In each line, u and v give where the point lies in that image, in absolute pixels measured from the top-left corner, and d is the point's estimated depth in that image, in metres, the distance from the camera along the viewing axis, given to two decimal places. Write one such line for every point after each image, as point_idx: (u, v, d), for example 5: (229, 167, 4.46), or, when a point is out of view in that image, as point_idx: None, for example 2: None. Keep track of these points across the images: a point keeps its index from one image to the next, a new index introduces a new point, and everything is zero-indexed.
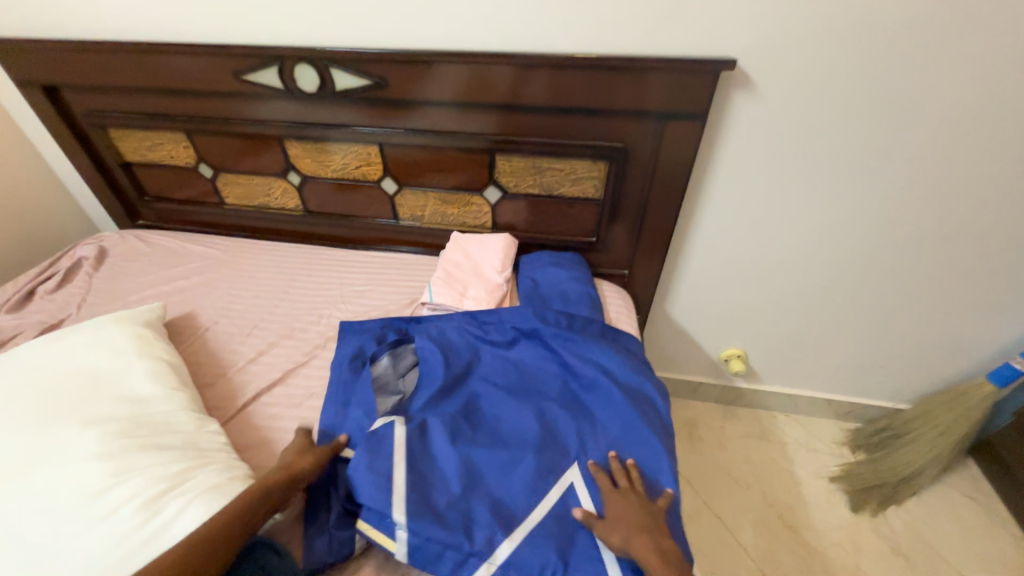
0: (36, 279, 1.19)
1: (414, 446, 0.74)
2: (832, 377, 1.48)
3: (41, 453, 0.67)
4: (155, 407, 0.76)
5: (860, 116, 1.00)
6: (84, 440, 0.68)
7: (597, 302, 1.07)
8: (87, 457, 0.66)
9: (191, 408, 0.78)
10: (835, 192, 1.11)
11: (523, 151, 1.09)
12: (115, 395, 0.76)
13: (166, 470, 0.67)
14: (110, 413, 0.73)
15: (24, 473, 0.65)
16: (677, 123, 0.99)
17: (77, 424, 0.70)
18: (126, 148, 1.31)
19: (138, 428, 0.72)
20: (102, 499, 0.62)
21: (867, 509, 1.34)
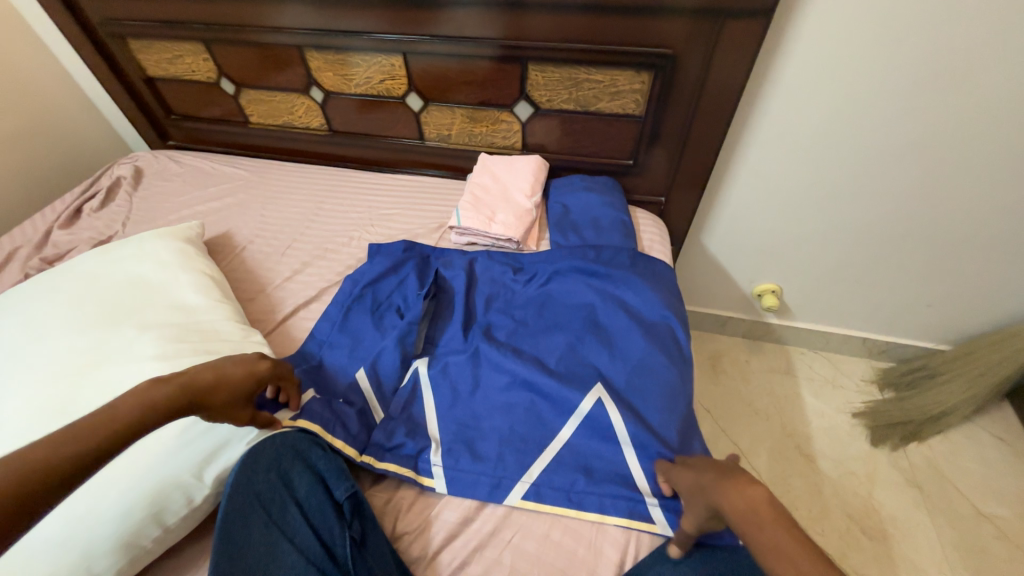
0: (81, 197, 1.23)
1: (435, 377, 0.80)
2: (871, 316, 1.42)
3: (105, 352, 0.73)
4: (203, 316, 0.80)
5: (962, 10, 0.84)
6: (143, 342, 0.73)
7: (630, 229, 1.02)
8: (147, 357, 0.71)
9: (235, 319, 0.82)
10: (912, 110, 0.98)
11: (558, 60, 0.99)
12: (165, 303, 0.80)
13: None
14: (163, 320, 0.77)
15: (93, 367, 0.71)
16: (739, 23, 0.87)
17: (136, 327, 0.75)
18: (147, 61, 1.27)
19: (189, 334, 0.76)
20: None
21: (888, 444, 1.35)
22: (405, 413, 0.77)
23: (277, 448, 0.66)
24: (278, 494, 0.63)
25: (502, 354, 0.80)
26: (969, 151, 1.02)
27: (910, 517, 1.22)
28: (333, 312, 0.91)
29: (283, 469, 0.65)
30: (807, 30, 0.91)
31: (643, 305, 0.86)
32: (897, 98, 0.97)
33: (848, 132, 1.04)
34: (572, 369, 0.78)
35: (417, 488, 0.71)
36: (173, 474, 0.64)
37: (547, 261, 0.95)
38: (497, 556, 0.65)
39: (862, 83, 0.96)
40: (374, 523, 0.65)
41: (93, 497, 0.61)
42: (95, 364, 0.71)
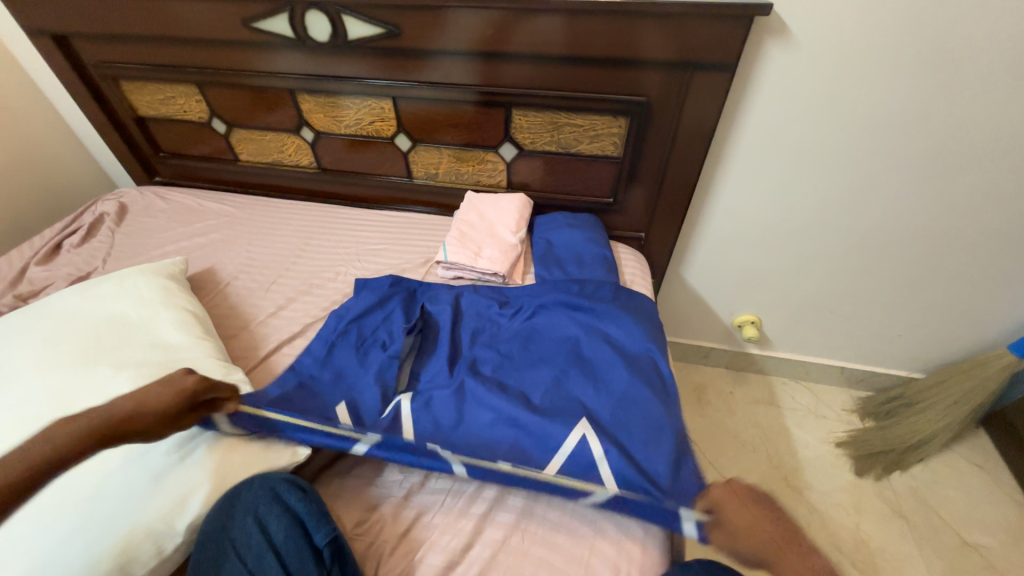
0: (61, 232, 1.22)
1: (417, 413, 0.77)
2: (846, 345, 1.47)
3: (77, 391, 0.70)
4: (184, 354, 0.78)
5: (903, 66, 0.93)
6: (119, 381, 0.71)
7: (612, 264, 1.06)
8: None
9: (217, 356, 0.81)
10: (868, 153, 1.06)
11: (540, 106, 1.05)
12: (144, 341, 0.79)
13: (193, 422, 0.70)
14: (141, 358, 0.76)
15: (66, 410, 0.69)
16: (705, 74, 0.94)
17: (113, 366, 0.74)
18: (139, 101, 1.30)
19: (168, 372, 0.75)
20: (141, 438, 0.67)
21: (872, 473, 1.36)
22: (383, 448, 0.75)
23: (256, 491, 0.64)
24: (255, 540, 0.60)
25: (487, 390, 0.80)
26: (922, 189, 1.10)
27: (900, 549, 1.22)
28: (312, 346, 0.90)
29: (261, 514, 0.62)
30: (768, 81, 0.99)
31: (625, 337, 0.88)
32: (854, 141, 1.05)
33: (811, 174, 1.11)
34: (557, 405, 0.78)
35: (400, 532, 0.69)
36: (148, 521, 0.61)
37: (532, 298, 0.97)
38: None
39: (820, 128, 1.04)
40: (356, 569, 0.62)
41: (56, 544, 0.58)
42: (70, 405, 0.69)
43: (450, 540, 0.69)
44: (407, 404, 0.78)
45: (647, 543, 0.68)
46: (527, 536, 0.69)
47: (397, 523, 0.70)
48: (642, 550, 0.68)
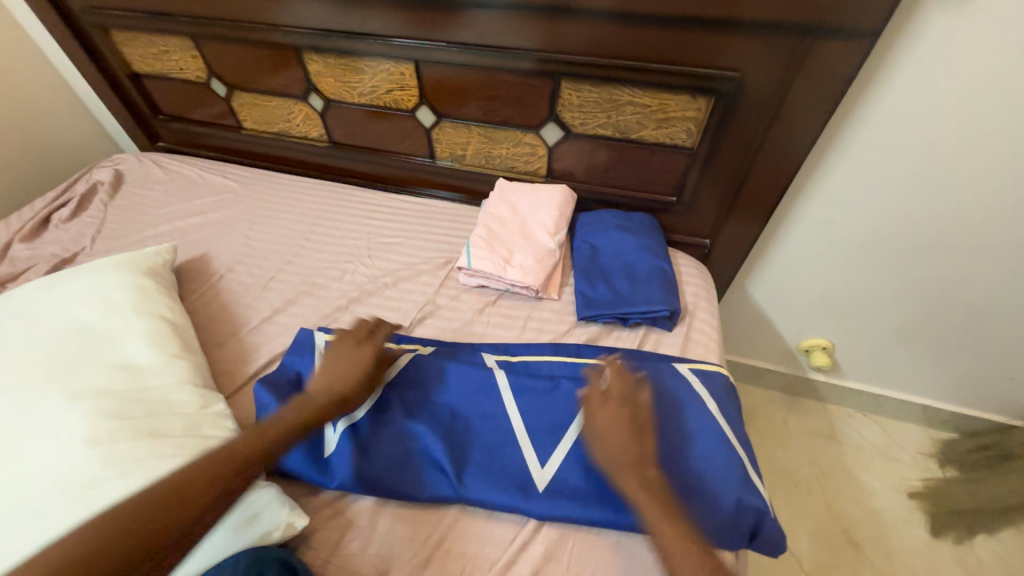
0: (50, 204, 1.11)
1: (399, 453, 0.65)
2: (938, 384, 1.23)
3: (30, 427, 0.61)
4: (153, 379, 0.68)
5: None
6: (74, 417, 0.61)
7: (671, 281, 0.86)
8: (76, 442, 0.59)
9: (193, 381, 0.71)
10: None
11: (597, 79, 0.83)
12: (107, 361, 0.69)
13: (160, 470, 0.58)
14: (100, 385, 0.65)
15: (14, 451, 0.59)
16: (828, 44, 0.70)
17: (66, 397, 0.63)
18: (133, 56, 1.14)
19: (129, 407, 0.63)
20: (96, 497, 0.55)
21: (951, 535, 1.16)
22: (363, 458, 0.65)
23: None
24: None
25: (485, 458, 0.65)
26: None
27: None
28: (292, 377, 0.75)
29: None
30: (912, 57, 0.75)
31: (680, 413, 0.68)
32: (1013, 143, 0.79)
33: (941, 181, 0.86)
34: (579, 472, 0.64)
35: None
36: None
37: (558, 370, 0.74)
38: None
39: (968, 124, 0.79)
40: None
41: None
42: (21, 448, 0.59)
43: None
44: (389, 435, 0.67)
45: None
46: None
47: None
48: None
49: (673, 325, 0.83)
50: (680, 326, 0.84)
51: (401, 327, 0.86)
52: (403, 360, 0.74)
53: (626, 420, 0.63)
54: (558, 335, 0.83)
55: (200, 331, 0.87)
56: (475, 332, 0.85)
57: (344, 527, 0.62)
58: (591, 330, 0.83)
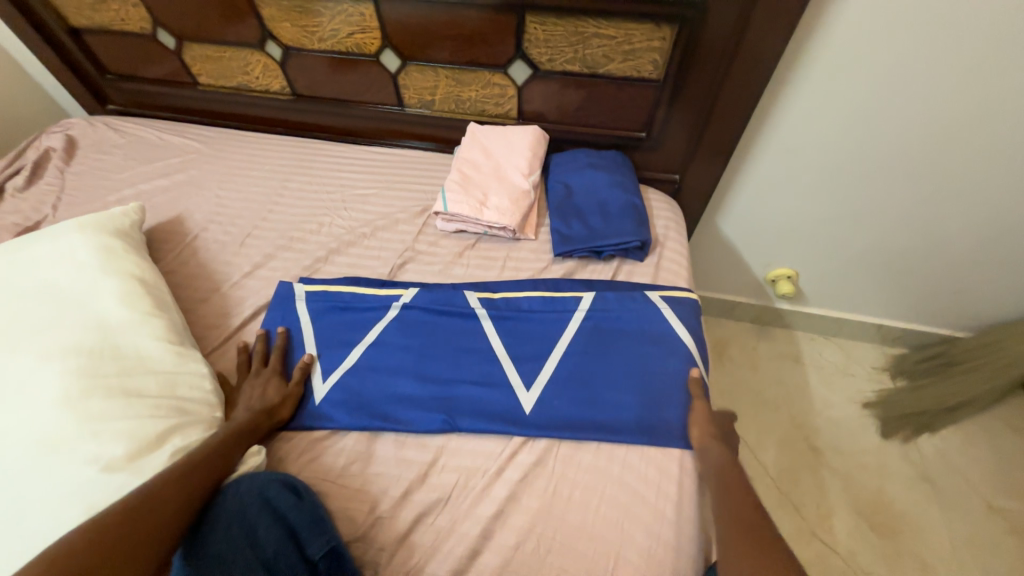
0: (2, 174, 1.06)
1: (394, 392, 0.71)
2: (892, 303, 1.32)
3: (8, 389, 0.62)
4: (127, 336, 0.70)
5: None
6: (50, 376, 0.63)
7: (643, 214, 0.89)
8: (53, 400, 0.61)
9: (168, 337, 0.72)
10: (975, 80, 0.83)
11: (562, 11, 0.82)
12: (83, 320, 0.70)
13: (138, 427, 0.60)
14: (78, 342, 0.67)
15: None
16: None
17: (37, 355, 0.65)
18: (67, 8, 1.06)
19: (104, 366, 0.65)
20: (76, 450, 0.58)
21: (899, 436, 1.29)
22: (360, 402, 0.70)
23: (242, 497, 0.57)
24: (243, 556, 0.53)
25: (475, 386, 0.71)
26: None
27: (921, 513, 1.18)
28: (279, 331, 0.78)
29: (248, 522, 0.55)
30: None
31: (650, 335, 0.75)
32: (965, 62, 0.81)
33: (900, 103, 0.89)
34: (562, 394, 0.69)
35: (398, 536, 0.59)
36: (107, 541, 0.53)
37: (538, 304, 0.79)
38: (548, 485, 0.63)
39: (924, 44, 0.81)
40: None
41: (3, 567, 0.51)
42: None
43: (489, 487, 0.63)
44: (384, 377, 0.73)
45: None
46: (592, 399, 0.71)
47: (395, 525, 0.60)
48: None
49: (645, 256, 0.87)
50: (652, 257, 0.88)
51: (383, 274, 0.87)
52: (391, 315, 0.79)
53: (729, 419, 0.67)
54: (536, 272, 0.86)
55: (181, 291, 0.87)
56: (457, 273, 0.87)
57: (344, 455, 0.66)
58: (568, 266, 0.87)
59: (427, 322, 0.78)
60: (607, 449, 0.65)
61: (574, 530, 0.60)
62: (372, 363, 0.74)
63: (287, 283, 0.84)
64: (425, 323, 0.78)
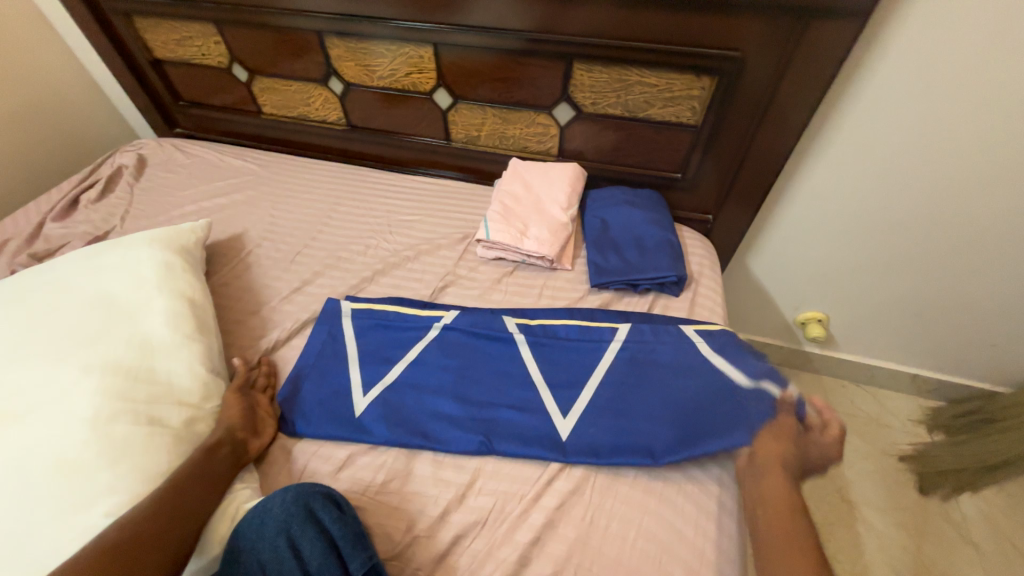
0: (78, 186, 1.15)
1: (434, 409, 0.72)
2: (927, 353, 1.29)
3: (44, 399, 0.61)
4: (164, 359, 0.68)
5: None
6: (85, 391, 0.61)
7: (678, 251, 0.92)
8: (83, 418, 0.59)
9: (201, 365, 0.70)
10: (1007, 136, 0.86)
11: (607, 60, 0.88)
12: (127, 335, 0.69)
13: (152, 468, 0.58)
14: (117, 358, 0.66)
15: (25, 420, 0.59)
16: (826, 24, 0.75)
17: (79, 368, 0.64)
18: (156, 42, 1.18)
19: (136, 390, 0.63)
20: (91, 480, 0.55)
21: (938, 493, 1.24)
22: (402, 418, 0.72)
23: (286, 506, 0.56)
24: (286, 565, 0.53)
25: (514, 409, 0.72)
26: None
27: None
28: (324, 347, 0.81)
29: (291, 534, 0.55)
30: (901, 36, 0.80)
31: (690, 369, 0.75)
32: (996, 118, 0.84)
33: (930, 156, 0.92)
34: (598, 422, 0.70)
35: (436, 557, 0.60)
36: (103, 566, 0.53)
37: (575, 334, 0.81)
38: (585, 514, 0.63)
39: (954, 100, 0.84)
40: None
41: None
42: (36, 414, 0.60)
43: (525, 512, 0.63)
44: (426, 396, 0.74)
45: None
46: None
47: (432, 545, 0.60)
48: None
49: (680, 291, 0.89)
50: (687, 292, 0.90)
51: (424, 295, 0.91)
52: (431, 335, 0.82)
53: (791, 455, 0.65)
54: (573, 301, 0.89)
55: (233, 302, 0.91)
56: (495, 299, 0.90)
57: (382, 470, 0.67)
58: (604, 297, 0.89)
59: (466, 345, 0.80)
60: (644, 481, 0.66)
61: (611, 563, 0.59)
62: (411, 381, 0.76)
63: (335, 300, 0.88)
64: (464, 344, 0.80)
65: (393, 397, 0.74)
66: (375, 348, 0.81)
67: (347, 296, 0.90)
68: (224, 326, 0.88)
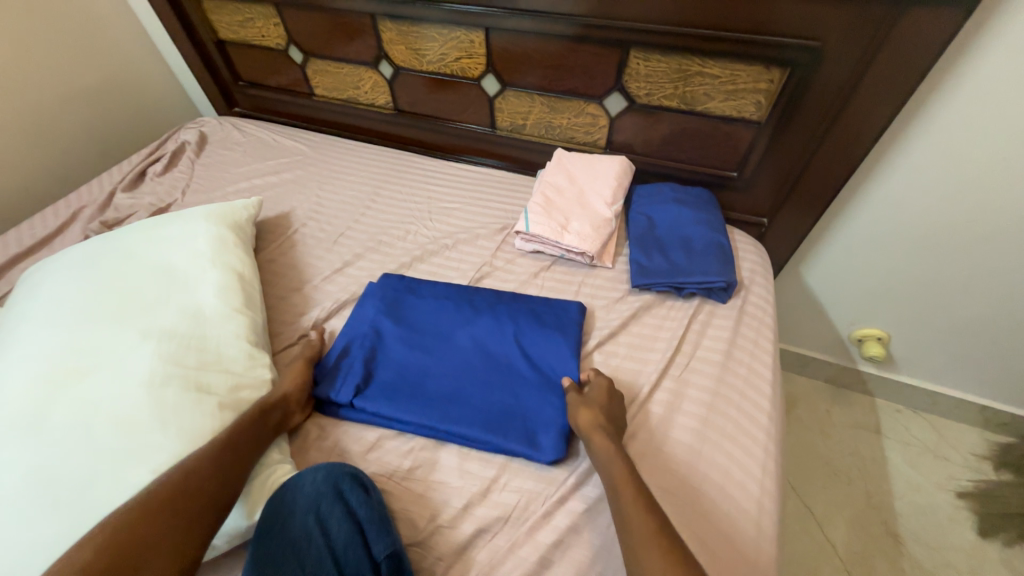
0: (146, 159, 1.22)
1: (458, 406, 0.70)
2: (1001, 384, 1.17)
3: (105, 357, 0.65)
4: (213, 329, 0.71)
5: None
6: (142, 354, 0.65)
7: (729, 256, 0.86)
8: (140, 378, 0.63)
9: (248, 338, 0.73)
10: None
11: (668, 48, 0.83)
12: (183, 304, 0.73)
13: (197, 430, 0.61)
14: (172, 326, 0.69)
15: (88, 375, 0.63)
16: (926, 11, 0.66)
17: (140, 332, 0.68)
18: (220, 23, 1.22)
19: (189, 355, 0.67)
20: (145, 437, 0.58)
21: (1001, 538, 1.12)
22: (426, 410, 0.70)
23: (316, 486, 0.58)
24: (313, 545, 0.55)
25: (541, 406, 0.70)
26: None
27: None
28: (361, 326, 0.81)
29: (322, 516, 0.56)
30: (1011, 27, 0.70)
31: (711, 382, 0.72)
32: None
33: None
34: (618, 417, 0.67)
35: (457, 548, 0.60)
36: None
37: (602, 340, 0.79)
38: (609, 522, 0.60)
39: None
40: None
41: (46, 529, 0.52)
42: (97, 371, 0.64)
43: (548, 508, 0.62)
44: (454, 390, 0.72)
45: (767, 468, 0.66)
46: (666, 437, 0.68)
47: (454, 536, 0.60)
48: (765, 478, 0.65)
49: (727, 298, 0.84)
50: (734, 300, 0.84)
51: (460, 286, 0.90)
52: (469, 327, 0.80)
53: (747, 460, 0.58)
54: (611, 301, 0.86)
55: (279, 279, 0.95)
56: (531, 293, 0.88)
57: (409, 456, 0.68)
58: (644, 299, 0.85)
59: (502, 339, 0.78)
60: (677, 495, 0.63)
61: None
62: (442, 371, 0.75)
63: (388, 276, 0.88)
64: (510, 338, 0.77)
65: (420, 387, 0.73)
66: (411, 334, 0.79)
67: (391, 276, 0.89)
68: (268, 301, 0.91)
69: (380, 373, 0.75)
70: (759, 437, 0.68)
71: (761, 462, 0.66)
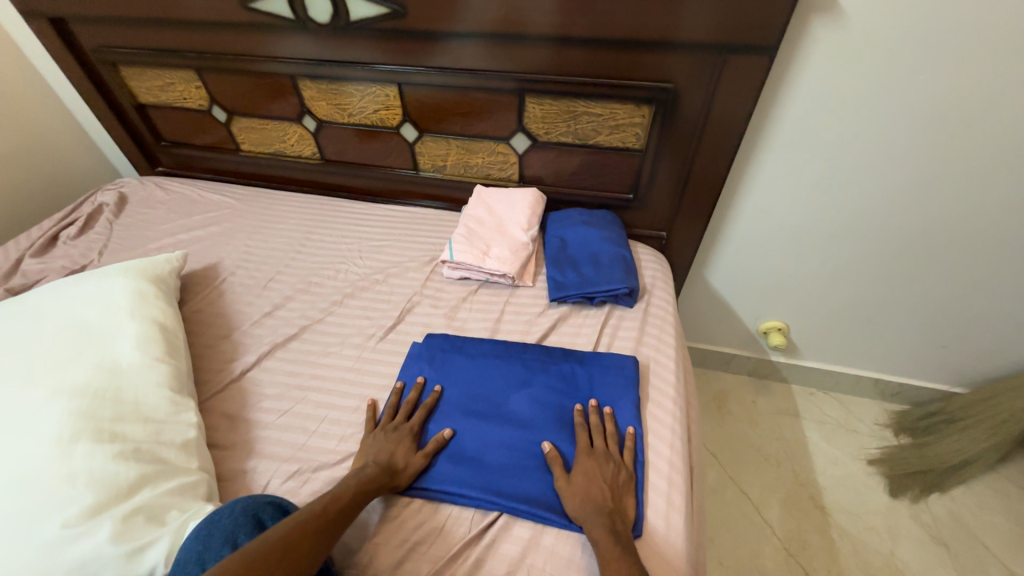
0: (59, 223, 1.19)
1: (528, 479, 0.67)
2: (882, 357, 1.35)
3: (8, 420, 0.63)
4: (130, 380, 0.70)
5: (980, 50, 0.79)
6: (51, 412, 0.63)
7: (631, 265, 0.97)
8: (48, 435, 0.61)
9: (169, 385, 0.73)
10: (933, 143, 0.92)
11: (556, 94, 0.96)
12: (97, 358, 0.72)
13: (115, 478, 0.60)
14: (84, 381, 0.68)
15: None
16: (743, 58, 0.84)
17: (49, 391, 0.66)
18: (139, 88, 1.25)
19: (103, 409, 0.66)
20: (51, 496, 0.56)
21: (907, 495, 1.26)
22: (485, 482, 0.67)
23: (235, 517, 0.58)
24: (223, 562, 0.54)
25: (487, 426, 0.73)
26: (993, 183, 0.94)
27: None
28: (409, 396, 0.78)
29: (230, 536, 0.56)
30: (812, 67, 0.88)
31: (616, 380, 0.78)
32: (921, 127, 0.90)
33: (857, 170, 0.99)
34: (546, 424, 0.73)
35: (394, 564, 0.61)
36: None
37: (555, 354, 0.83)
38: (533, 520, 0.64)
39: (878, 116, 0.91)
40: None
41: None
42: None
43: (481, 511, 0.66)
44: (518, 459, 0.69)
45: (676, 447, 0.73)
46: None
47: (390, 552, 0.62)
48: (673, 455, 0.72)
49: (634, 302, 0.94)
50: (640, 303, 0.95)
51: (391, 316, 0.94)
52: (521, 387, 0.78)
53: (601, 476, 0.65)
54: (533, 316, 0.93)
55: (204, 328, 0.94)
56: (459, 316, 0.94)
57: None
58: (562, 310, 0.93)
59: (563, 400, 0.76)
60: None
61: (563, 563, 0.60)
62: (505, 439, 0.72)
63: (432, 335, 0.87)
64: (572, 399, 0.76)
65: (488, 460, 0.69)
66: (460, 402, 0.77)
67: (436, 336, 0.88)
68: (194, 352, 0.90)
69: (444, 446, 0.71)
70: (668, 421, 0.76)
71: (669, 441, 0.73)
